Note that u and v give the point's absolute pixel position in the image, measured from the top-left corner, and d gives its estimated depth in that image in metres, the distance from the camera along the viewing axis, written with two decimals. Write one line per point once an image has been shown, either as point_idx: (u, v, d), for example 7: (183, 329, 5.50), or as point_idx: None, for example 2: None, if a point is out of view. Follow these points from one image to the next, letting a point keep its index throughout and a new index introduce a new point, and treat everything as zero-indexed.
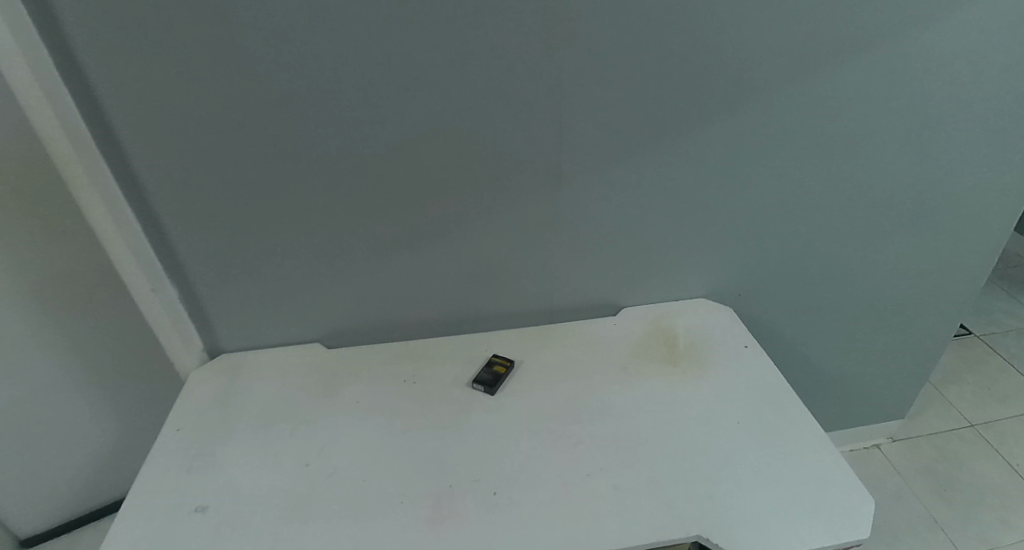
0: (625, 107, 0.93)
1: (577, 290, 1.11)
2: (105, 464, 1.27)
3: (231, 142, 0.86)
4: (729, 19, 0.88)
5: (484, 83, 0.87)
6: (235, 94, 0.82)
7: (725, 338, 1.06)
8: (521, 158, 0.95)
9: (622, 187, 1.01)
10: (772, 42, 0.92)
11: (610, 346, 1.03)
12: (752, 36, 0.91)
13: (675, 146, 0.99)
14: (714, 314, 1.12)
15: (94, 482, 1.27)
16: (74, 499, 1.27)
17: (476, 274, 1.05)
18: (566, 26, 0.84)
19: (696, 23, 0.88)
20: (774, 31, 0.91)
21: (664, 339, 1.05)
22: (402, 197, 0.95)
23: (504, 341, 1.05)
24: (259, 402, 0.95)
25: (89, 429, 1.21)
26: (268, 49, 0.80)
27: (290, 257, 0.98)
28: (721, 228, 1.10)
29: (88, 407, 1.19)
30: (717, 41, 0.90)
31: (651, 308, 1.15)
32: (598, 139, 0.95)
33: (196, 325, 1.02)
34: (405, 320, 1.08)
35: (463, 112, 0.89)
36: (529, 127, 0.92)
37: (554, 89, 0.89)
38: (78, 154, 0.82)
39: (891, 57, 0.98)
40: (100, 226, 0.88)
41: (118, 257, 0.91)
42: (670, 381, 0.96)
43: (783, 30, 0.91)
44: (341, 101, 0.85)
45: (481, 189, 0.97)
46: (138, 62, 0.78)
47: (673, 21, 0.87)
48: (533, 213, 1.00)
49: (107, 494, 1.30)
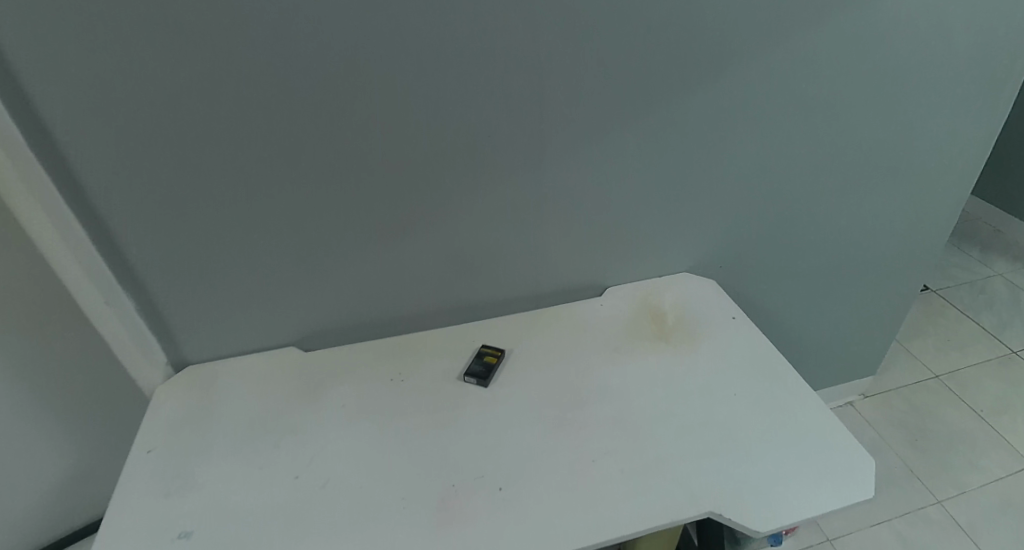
0: (605, 79, 0.89)
1: (561, 272, 1.08)
2: (61, 496, 1.17)
3: (186, 138, 0.79)
4: None
5: (459, 59, 0.82)
6: (186, 83, 0.75)
7: (713, 310, 1.04)
8: (499, 138, 0.90)
9: (604, 162, 0.97)
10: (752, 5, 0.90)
11: (600, 327, 1.01)
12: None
13: (657, 117, 0.96)
14: (700, 287, 1.11)
15: (54, 514, 1.17)
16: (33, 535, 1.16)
17: (457, 262, 1.01)
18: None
19: None
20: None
21: (653, 316, 1.03)
22: (375, 186, 0.89)
23: (492, 330, 1.02)
24: (235, 415, 0.89)
25: (45, 456, 1.12)
26: (222, 31, 0.72)
27: (258, 257, 0.91)
28: (703, 200, 1.08)
29: (42, 432, 1.10)
30: (697, 5, 0.87)
31: (636, 285, 1.13)
32: (578, 115, 0.91)
33: (159, 337, 0.95)
34: (386, 315, 1.03)
35: (438, 93, 0.84)
36: (508, 104, 0.87)
37: (533, 64, 0.85)
38: (9, 158, 0.74)
39: (865, 16, 0.97)
40: (41, 235, 0.80)
41: (64, 267, 0.83)
42: (665, 357, 0.95)
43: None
44: (305, 86, 0.79)
45: (459, 173, 0.92)
46: (71, 51, 0.70)
47: None
48: (514, 195, 0.97)
49: (67, 526, 1.20)
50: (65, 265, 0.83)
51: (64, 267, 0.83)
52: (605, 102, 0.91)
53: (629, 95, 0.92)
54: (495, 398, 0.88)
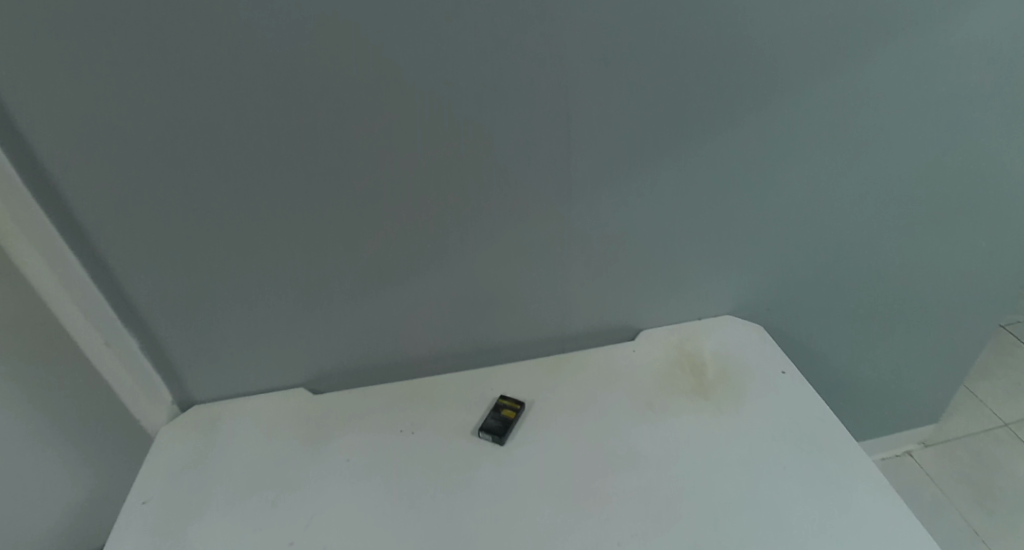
0: (643, 111, 0.80)
1: (591, 313, 0.98)
2: (67, 529, 1.13)
3: (185, 171, 0.74)
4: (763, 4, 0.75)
5: (479, 89, 0.74)
6: (184, 115, 0.70)
7: (760, 363, 0.94)
8: (524, 174, 0.82)
9: (641, 198, 0.88)
10: (815, 26, 0.79)
11: (633, 378, 0.91)
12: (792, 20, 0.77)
13: (702, 150, 0.86)
14: (745, 333, 1.01)
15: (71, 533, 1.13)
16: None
17: (477, 302, 0.93)
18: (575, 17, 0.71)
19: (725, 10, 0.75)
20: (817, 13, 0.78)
21: (692, 367, 0.94)
22: (388, 222, 0.83)
23: (513, 376, 0.94)
24: (236, 464, 0.83)
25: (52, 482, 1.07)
26: (220, 60, 0.67)
27: (263, 295, 0.86)
28: (752, 238, 0.97)
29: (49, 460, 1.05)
30: (751, 27, 0.77)
31: (674, 327, 1.02)
32: (612, 149, 0.82)
33: (162, 376, 0.90)
34: (399, 356, 0.97)
35: (454, 124, 0.76)
36: (533, 136, 0.79)
37: (561, 92, 0.76)
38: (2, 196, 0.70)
39: (946, 37, 0.85)
40: (37, 273, 0.77)
41: (61, 305, 0.80)
42: (704, 417, 0.85)
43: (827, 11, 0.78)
44: (311, 117, 0.73)
45: (479, 209, 0.84)
46: (61, 83, 0.65)
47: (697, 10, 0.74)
48: (540, 233, 0.88)
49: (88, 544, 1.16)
50: (64, 302, 0.80)
51: (62, 304, 0.80)
52: (643, 133, 0.82)
53: (670, 126, 0.83)
54: (512, 459, 0.80)
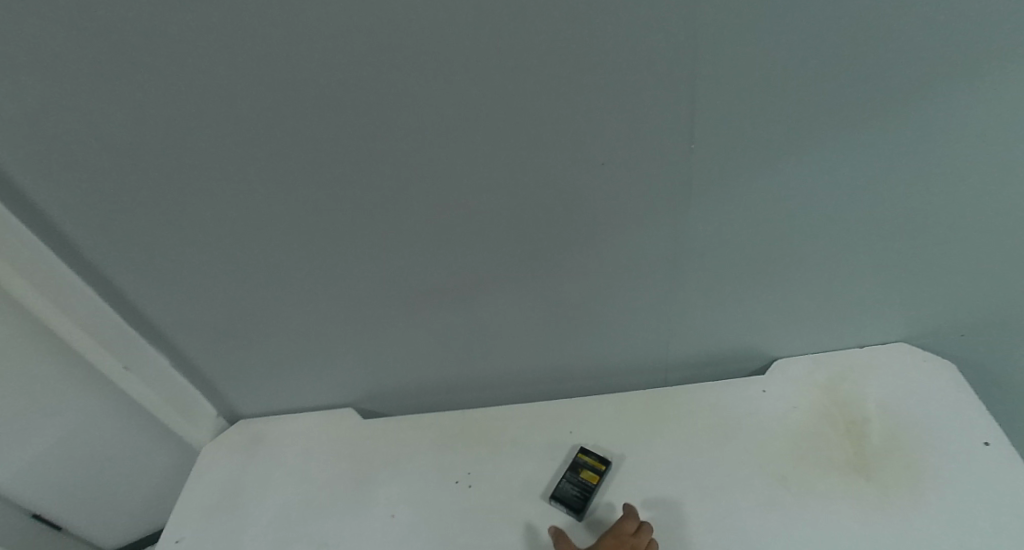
0: (800, 79, 0.53)
1: (706, 340, 0.75)
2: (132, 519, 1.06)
3: (178, 181, 0.60)
4: None
5: (548, 50, 0.50)
6: (160, 116, 0.55)
7: (950, 428, 0.68)
8: (616, 170, 0.59)
9: (787, 193, 0.61)
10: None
11: (757, 437, 0.69)
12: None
13: (894, 123, 0.56)
14: (930, 374, 0.73)
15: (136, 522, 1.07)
16: (122, 535, 1.08)
17: (553, 322, 0.74)
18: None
19: None
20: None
21: (846, 428, 0.70)
22: (434, 230, 0.64)
23: (598, 416, 0.75)
24: (274, 504, 0.74)
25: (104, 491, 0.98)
26: (187, 42, 0.50)
27: (295, 309, 0.72)
28: (962, 248, 0.65)
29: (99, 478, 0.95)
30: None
31: (820, 357, 0.76)
32: (748, 134, 0.56)
33: (202, 389, 0.81)
34: (461, 378, 0.80)
35: (512, 104, 0.54)
36: (630, 114, 0.55)
37: (677, 46, 0.50)
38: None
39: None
40: (29, 297, 0.68)
41: (65, 329, 0.71)
42: (857, 508, 0.63)
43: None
44: (315, 106, 0.54)
45: (555, 214, 0.63)
46: (14, 86, 0.54)
47: None
48: (640, 245, 0.65)
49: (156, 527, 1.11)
50: (63, 326, 0.71)
51: (64, 327, 0.71)
52: (800, 103, 0.54)
53: (847, 92, 0.54)
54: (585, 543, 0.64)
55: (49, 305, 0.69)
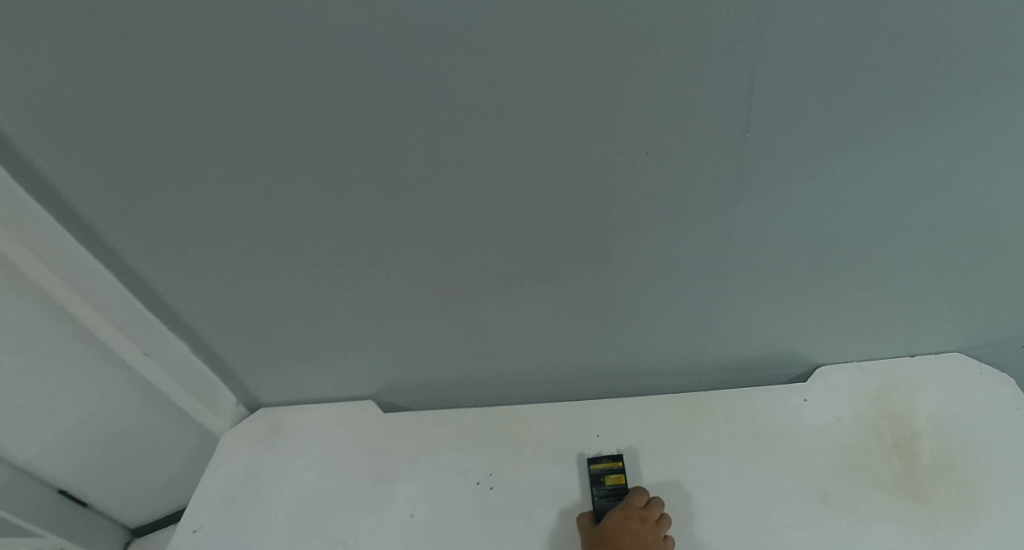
0: (866, 70, 0.48)
1: (743, 343, 0.71)
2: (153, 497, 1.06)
3: (195, 165, 0.58)
4: None
5: (590, 28, 0.46)
6: (178, 99, 0.53)
7: (1010, 449, 0.63)
8: (657, 162, 0.55)
9: (843, 190, 0.56)
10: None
11: (797, 449, 0.65)
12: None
13: (968, 119, 0.51)
14: (989, 388, 0.68)
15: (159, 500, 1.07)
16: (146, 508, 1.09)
17: (582, 319, 0.70)
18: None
19: None
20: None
21: (894, 443, 0.65)
22: (462, 221, 0.61)
23: (627, 419, 0.71)
24: (292, 497, 0.72)
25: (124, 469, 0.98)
26: (205, 22, 0.47)
27: (316, 298, 0.70)
28: None
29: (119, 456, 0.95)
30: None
31: (867, 365, 0.72)
32: (804, 127, 0.52)
33: (222, 377, 0.80)
34: (485, 374, 0.77)
35: (548, 87, 0.50)
36: (678, 100, 0.50)
37: (735, 24, 0.45)
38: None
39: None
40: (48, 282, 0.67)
41: (84, 315, 0.70)
42: (905, 532, 0.59)
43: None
44: (338, 91, 0.51)
45: (589, 208, 0.59)
46: (23, 65, 0.51)
47: None
48: (678, 242, 0.61)
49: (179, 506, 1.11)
50: (83, 313, 0.70)
51: (83, 314, 0.70)
52: (864, 93, 0.49)
53: (918, 84, 0.49)
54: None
55: (67, 290, 0.68)
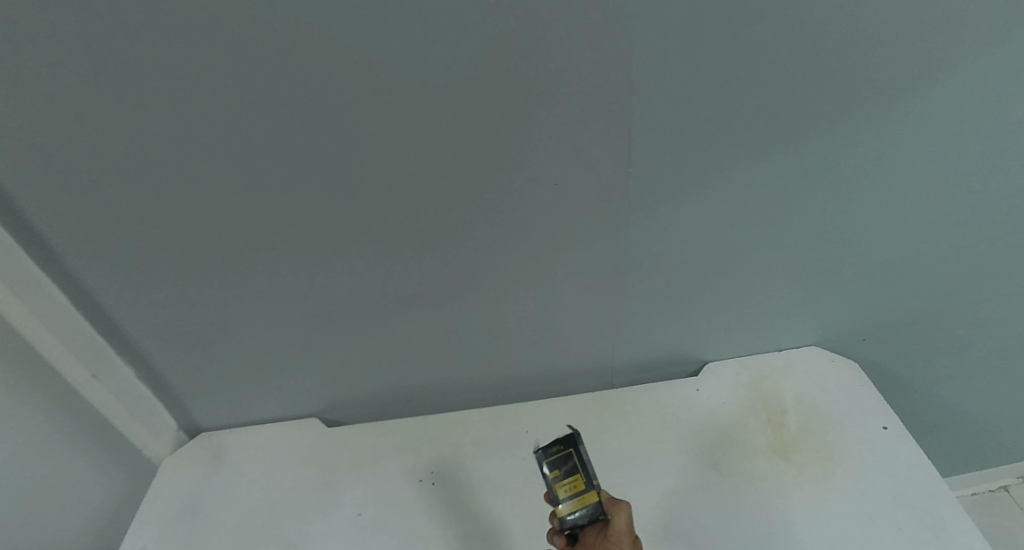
0: (717, 119, 0.64)
1: (645, 346, 0.84)
2: None
3: (160, 191, 0.64)
4: None
5: (515, 80, 0.59)
6: (157, 132, 0.60)
7: (855, 416, 0.78)
8: (566, 189, 0.67)
9: (709, 213, 0.71)
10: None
11: (694, 428, 0.78)
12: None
13: (792, 156, 0.68)
14: (836, 372, 0.84)
15: None
16: None
17: (510, 331, 0.80)
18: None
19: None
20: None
21: (767, 418, 0.79)
22: (404, 242, 0.70)
23: (553, 416, 0.81)
24: (241, 510, 0.76)
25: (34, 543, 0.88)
26: (193, 67, 0.56)
27: (266, 319, 0.76)
28: (857, 259, 0.78)
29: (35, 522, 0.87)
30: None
31: (745, 360, 0.86)
32: (677, 162, 0.66)
33: (165, 402, 0.82)
34: (421, 387, 0.85)
35: (480, 125, 0.62)
36: (583, 138, 0.64)
37: (623, 78, 0.60)
38: None
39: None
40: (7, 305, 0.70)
41: (38, 338, 0.72)
42: (781, 485, 0.72)
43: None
44: (303, 129, 0.61)
45: (513, 230, 0.70)
46: (8, 94, 0.57)
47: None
48: (587, 258, 0.74)
49: None
50: (38, 336, 0.72)
51: (38, 337, 0.72)
52: (717, 137, 0.65)
53: (755, 130, 0.65)
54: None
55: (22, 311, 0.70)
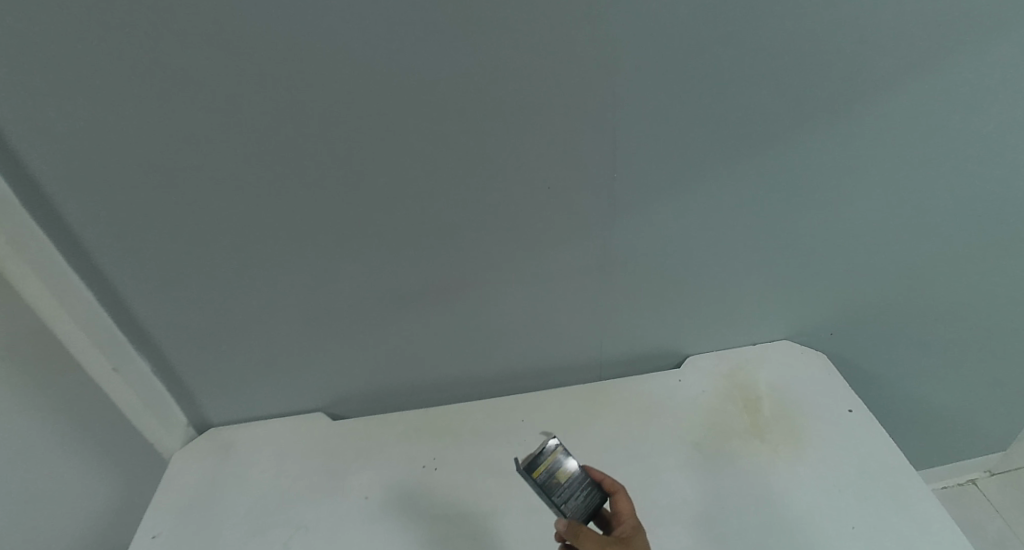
0: (691, 129, 0.71)
1: (630, 340, 0.90)
2: None
3: (187, 197, 0.69)
4: (831, 12, 0.65)
5: (513, 95, 0.66)
6: (188, 141, 0.66)
7: (824, 400, 0.85)
8: (558, 193, 0.74)
9: (685, 215, 0.78)
10: (912, 8, 0.66)
11: (677, 415, 0.84)
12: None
13: (759, 163, 0.75)
14: (806, 362, 0.91)
15: None
16: None
17: (505, 327, 0.86)
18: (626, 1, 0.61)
19: (787, 20, 0.65)
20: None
21: (744, 404, 0.85)
22: (410, 242, 0.76)
23: (546, 407, 0.87)
24: (252, 497, 0.81)
25: None
26: (224, 83, 0.62)
27: (278, 318, 0.81)
28: (819, 257, 0.86)
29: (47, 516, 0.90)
30: (838, 5, 0.64)
31: (723, 354, 0.93)
32: (657, 167, 0.74)
33: (177, 397, 0.87)
34: (422, 382, 0.90)
35: (481, 135, 0.69)
36: (572, 147, 0.71)
37: (609, 93, 0.67)
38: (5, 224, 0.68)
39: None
40: (38, 299, 0.73)
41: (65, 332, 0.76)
42: (756, 463, 0.78)
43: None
44: (321, 139, 0.67)
45: (509, 230, 0.77)
46: (54, 106, 0.62)
47: (752, 20, 0.64)
48: (576, 256, 0.80)
49: None
50: (65, 330, 0.76)
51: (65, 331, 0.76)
52: (691, 146, 0.73)
53: (725, 139, 0.73)
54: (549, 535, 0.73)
55: (52, 305, 0.74)
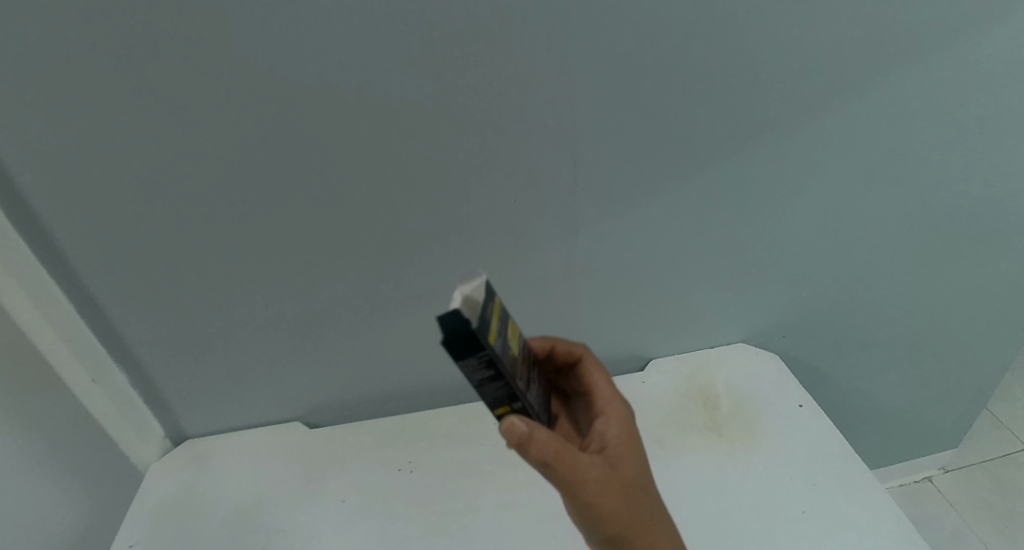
0: (644, 144, 0.77)
1: (595, 345, 0.95)
2: None
3: (170, 212, 0.73)
4: (764, 35, 0.71)
5: (481, 112, 0.71)
6: (171, 158, 0.69)
7: (776, 396, 0.91)
8: (523, 204, 0.79)
9: (642, 223, 0.84)
10: (839, 34, 0.73)
11: (640, 415, 0.89)
12: (816, 24, 0.72)
13: (707, 175, 0.81)
14: (760, 362, 0.97)
15: None
16: None
17: None
18: (580, 27, 0.67)
19: (725, 43, 0.71)
20: (846, 16, 0.72)
21: (702, 403, 0.91)
22: (383, 253, 0.80)
23: None
24: (231, 502, 0.83)
25: None
26: (205, 105, 0.66)
27: (256, 329, 0.84)
28: (769, 263, 0.92)
29: None
30: (770, 29, 0.71)
31: (685, 357, 0.99)
32: (615, 180, 0.79)
33: (155, 409, 0.90)
34: (396, 390, 0.93)
35: (448, 150, 0.73)
36: (534, 160, 0.76)
37: (567, 109, 0.73)
38: None
39: (1001, 37, 0.76)
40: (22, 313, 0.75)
41: (48, 345, 0.78)
42: (714, 456, 0.83)
43: (861, 12, 0.72)
44: (297, 156, 0.71)
45: (478, 240, 0.81)
46: (42, 126, 0.65)
47: (693, 42, 0.71)
48: (542, 264, 0.85)
49: None
50: (49, 343, 0.78)
51: (49, 344, 0.78)
52: (644, 159, 0.78)
53: (674, 153, 0.79)
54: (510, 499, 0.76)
55: (37, 318, 0.76)
